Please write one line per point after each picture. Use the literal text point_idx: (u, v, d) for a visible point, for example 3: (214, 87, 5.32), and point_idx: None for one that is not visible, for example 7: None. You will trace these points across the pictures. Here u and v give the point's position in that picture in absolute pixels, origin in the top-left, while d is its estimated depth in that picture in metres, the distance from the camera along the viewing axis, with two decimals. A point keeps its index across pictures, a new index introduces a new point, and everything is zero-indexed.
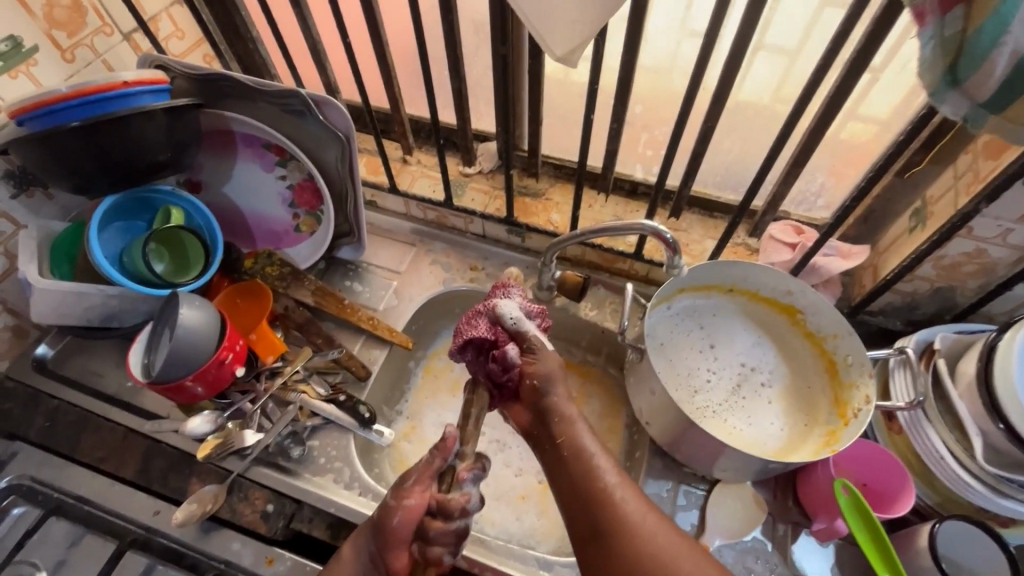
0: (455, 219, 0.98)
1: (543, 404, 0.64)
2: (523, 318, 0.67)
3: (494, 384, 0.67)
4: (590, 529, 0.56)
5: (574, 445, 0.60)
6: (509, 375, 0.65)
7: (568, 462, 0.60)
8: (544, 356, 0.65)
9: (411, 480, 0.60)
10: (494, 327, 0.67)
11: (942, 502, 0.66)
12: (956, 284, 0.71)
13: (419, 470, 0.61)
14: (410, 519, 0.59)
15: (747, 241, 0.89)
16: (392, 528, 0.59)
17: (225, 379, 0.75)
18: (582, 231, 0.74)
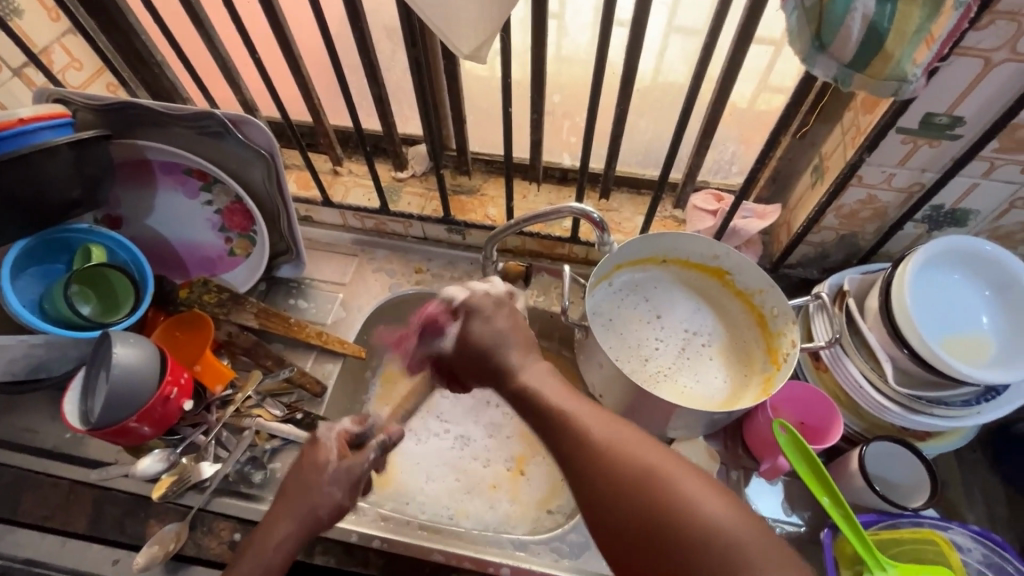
0: (393, 224, 0.99)
1: (502, 373, 0.61)
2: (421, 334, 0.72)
3: (457, 384, 0.75)
4: (588, 502, 0.50)
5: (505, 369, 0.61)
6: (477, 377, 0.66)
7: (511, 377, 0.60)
8: (475, 337, 0.64)
9: (313, 469, 0.62)
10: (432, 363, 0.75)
11: (869, 427, 0.72)
12: (857, 230, 0.78)
13: (316, 453, 0.64)
14: (331, 490, 0.62)
15: (674, 213, 0.94)
16: (330, 507, 0.61)
17: (173, 415, 0.73)
18: (515, 221, 0.77)
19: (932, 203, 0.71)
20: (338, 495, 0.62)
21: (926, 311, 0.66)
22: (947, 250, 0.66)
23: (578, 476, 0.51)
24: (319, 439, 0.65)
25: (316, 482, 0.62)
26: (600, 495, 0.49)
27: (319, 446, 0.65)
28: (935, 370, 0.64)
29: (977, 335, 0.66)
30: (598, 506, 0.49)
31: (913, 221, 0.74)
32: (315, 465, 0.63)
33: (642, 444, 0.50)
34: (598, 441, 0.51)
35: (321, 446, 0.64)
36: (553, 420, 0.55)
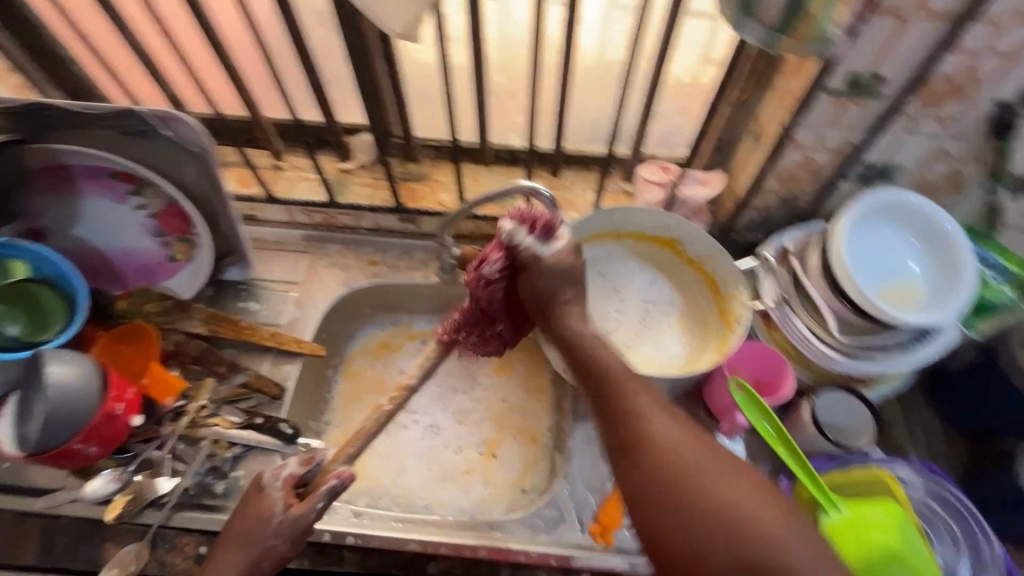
0: (344, 217, 0.96)
1: (552, 312, 0.63)
2: (502, 234, 0.62)
3: (502, 304, 0.67)
4: (635, 481, 0.53)
5: (566, 330, 0.63)
6: (537, 305, 0.64)
7: (591, 356, 0.60)
8: (548, 272, 0.63)
9: (255, 524, 0.62)
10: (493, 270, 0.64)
11: (817, 378, 0.76)
12: (797, 191, 0.81)
13: (257, 504, 0.64)
14: (269, 546, 0.62)
15: (624, 187, 0.95)
16: (271, 550, 0.62)
17: (121, 432, 0.70)
18: (467, 204, 0.76)
19: (862, 161, 0.74)
20: (268, 546, 0.62)
21: (861, 264, 0.70)
22: (877, 204, 0.69)
23: (645, 483, 0.52)
24: (263, 486, 0.65)
25: (255, 524, 0.63)
26: (661, 498, 0.50)
27: (262, 498, 0.64)
28: (873, 318, 0.68)
29: (908, 282, 0.70)
30: (648, 487, 0.51)
31: (848, 179, 0.78)
32: (258, 500, 0.64)
33: (701, 437, 0.54)
34: (671, 444, 0.52)
35: (260, 499, 0.64)
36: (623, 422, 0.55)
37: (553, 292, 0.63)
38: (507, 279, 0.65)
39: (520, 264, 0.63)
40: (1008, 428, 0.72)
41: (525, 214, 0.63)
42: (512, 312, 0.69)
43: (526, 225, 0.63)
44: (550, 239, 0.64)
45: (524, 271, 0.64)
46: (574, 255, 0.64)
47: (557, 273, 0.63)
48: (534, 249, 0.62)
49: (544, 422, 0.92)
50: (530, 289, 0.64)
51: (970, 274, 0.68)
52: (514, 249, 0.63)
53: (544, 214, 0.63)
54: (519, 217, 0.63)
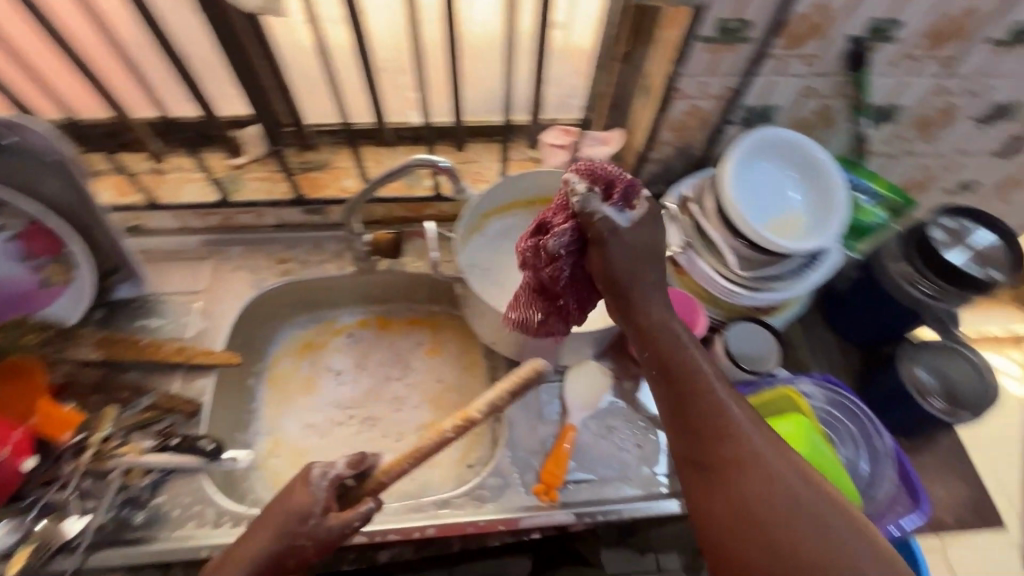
0: (243, 216, 0.90)
1: (629, 295, 0.60)
2: (574, 197, 0.58)
3: (565, 283, 0.65)
4: (712, 491, 0.53)
5: (650, 323, 0.60)
6: (607, 283, 0.61)
7: (670, 348, 0.59)
8: (620, 249, 0.59)
9: (292, 519, 0.55)
10: (559, 245, 0.61)
11: (728, 313, 0.81)
12: (690, 140, 0.85)
13: (300, 498, 0.56)
14: (292, 553, 0.55)
15: (530, 153, 0.95)
16: (303, 549, 0.55)
17: (14, 477, 0.65)
18: (371, 184, 0.76)
19: (742, 105, 0.79)
20: (293, 547, 0.55)
21: (750, 201, 0.74)
22: (758, 143, 0.74)
23: (715, 474, 0.53)
24: (308, 478, 0.57)
25: (291, 514, 0.56)
26: (732, 491, 0.52)
27: (303, 494, 0.56)
28: (767, 251, 0.72)
29: (793, 213, 0.75)
30: (729, 508, 0.51)
31: (733, 124, 0.82)
32: (297, 493, 0.57)
33: (797, 461, 0.53)
34: (754, 446, 0.53)
35: (302, 493, 0.56)
36: (706, 417, 0.55)
37: (615, 260, 0.59)
38: (571, 254, 0.62)
39: (592, 236, 0.59)
40: (889, 330, 0.81)
41: (598, 172, 0.59)
42: (576, 292, 0.66)
43: (606, 184, 0.60)
44: (627, 205, 0.61)
45: (597, 243, 0.59)
46: (651, 224, 0.61)
47: (617, 258, 0.59)
48: (612, 217, 0.59)
49: (482, 396, 0.92)
50: (601, 268, 0.60)
51: (843, 199, 0.73)
52: (588, 217, 0.59)
53: (621, 176, 0.60)
54: (591, 172, 0.60)
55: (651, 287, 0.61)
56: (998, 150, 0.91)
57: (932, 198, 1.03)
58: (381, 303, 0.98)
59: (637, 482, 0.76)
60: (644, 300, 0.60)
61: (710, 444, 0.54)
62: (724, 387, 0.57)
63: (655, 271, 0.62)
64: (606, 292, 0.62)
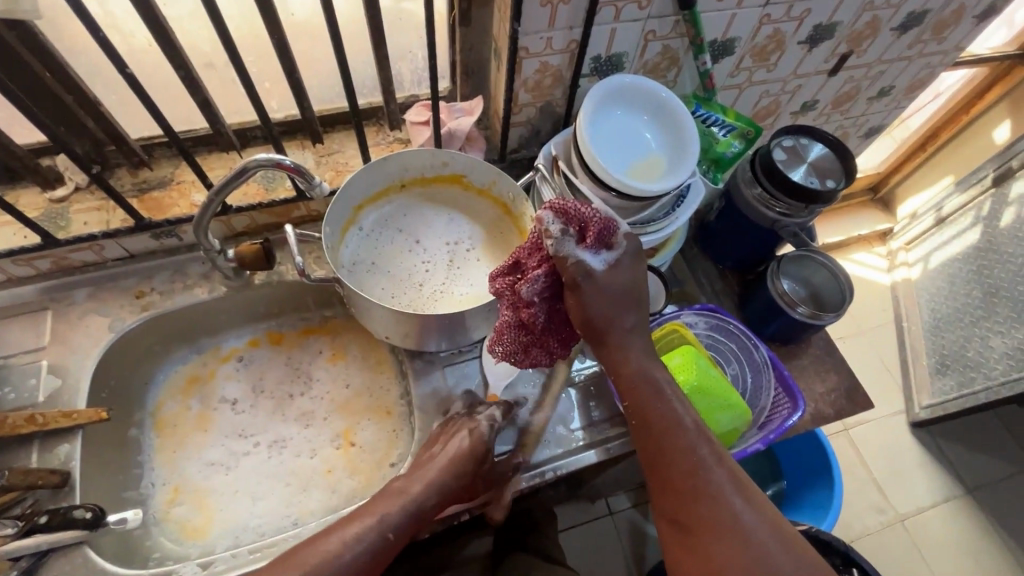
0: (79, 254, 0.79)
1: (607, 340, 0.64)
2: (550, 240, 0.59)
3: (542, 327, 0.66)
4: (689, 552, 0.55)
5: (632, 375, 0.64)
6: (587, 326, 0.64)
7: (649, 401, 0.62)
8: (600, 293, 0.62)
9: (475, 452, 0.69)
10: (532, 290, 0.62)
11: None
12: (549, 98, 0.84)
13: (477, 439, 0.70)
14: (463, 487, 0.68)
15: (396, 135, 0.91)
16: (468, 487, 0.70)
17: None
18: (210, 196, 0.69)
19: (590, 56, 0.79)
20: (459, 485, 0.68)
21: (608, 151, 0.75)
22: (606, 93, 0.75)
23: (692, 534, 0.55)
24: (477, 423, 0.72)
25: (470, 448, 0.69)
26: (707, 551, 0.54)
27: (479, 435, 0.70)
28: (634, 196, 0.72)
29: (654, 156, 0.76)
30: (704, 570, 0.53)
31: (586, 76, 0.82)
32: (469, 431, 0.71)
33: (773, 522, 0.55)
34: (735, 509, 0.55)
35: (472, 434, 0.70)
36: (688, 475, 0.58)
37: (596, 307, 0.62)
38: (545, 298, 0.63)
39: (567, 280, 0.61)
40: (760, 251, 0.86)
41: (571, 214, 0.59)
42: (556, 332, 0.67)
43: (581, 230, 0.60)
44: (602, 249, 0.62)
45: (573, 288, 0.61)
46: (623, 267, 0.63)
47: (600, 304, 0.62)
48: (586, 261, 0.61)
49: (394, 392, 0.90)
50: (580, 312, 0.63)
51: (694, 134, 0.76)
52: (563, 260, 0.60)
53: (598, 220, 0.60)
54: (566, 214, 0.60)
55: (631, 337, 0.65)
56: (827, 68, 0.99)
57: (782, 120, 1.11)
58: (268, 319, 0.92)
59: (554, 442, 0.78)
60: (623, 353, 0.64)
61: (688, 504, 0.56)
62: (705, 446, 0.59)
63: (632, 317, 0.65)
64: (583, 332, 0.65)
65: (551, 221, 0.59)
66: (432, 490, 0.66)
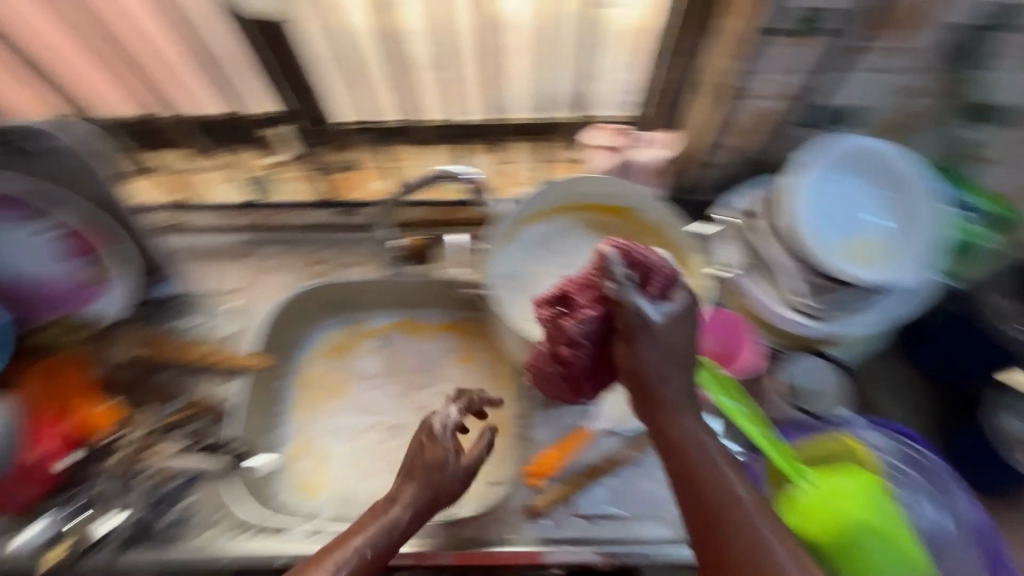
0: (277, 216, 0.90)
1: (658, 393, 0.53)
2: (610, 283, 0.54)
3: (581, 368, 0.62)
4: None
5: (680, 433, 0.52)
6: (635, 375, 0.54)
7: (697, 467, 0.51)
8: (656, 341, 0.53)
9: (432, 470, 0.59)
10: (580, 328, 0.58)
11: (786, 343, 0.74)
12: (751, 143, 0.76)
13: (433, 452, 0.60)
14: (437, 498, 0.59)
15: (571, 156, 0.89)
16: (454, 489, 0.60)
17: (45, 471, 0.68)
18: (403, 189, 0.77)
19: (814, 105, 0.70)
20: (450, 489, 0.60)
21: (825, 222, 0.68)
22: (840, 159, 0.68)
23: None
24: (434, 423, 0.62)
25: (434, 458, 0.60)
26: None
27: (436, 447, 0.60)
28: (840, 279, 0.65)
29: (875, 240, 0.69)
30: None
31: (802, 126, 0.73)
32: (427, 442, 0.61)
33: None
34: None
35: (433, 452, 0.60)
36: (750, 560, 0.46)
37: (651, 355, 0.54)
38: (592, 341, 0.59)
39: (620, 327, 0.54)
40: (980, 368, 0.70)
41: (638, 259, 0.56)
42: (593, 377, 0.64)
43: (647, 276, 0.56)
44: (664, 300, 0.55)
45: (625, 336, 0.54)
46: (686, 322, 0.55)
47: (656, 353, 0.53)
48: (645, 313, 0.53)
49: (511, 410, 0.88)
50: (628, 362, 0.55)
51: (930, 228, 0.68)
52: (620, 308, 0.54)
53: (662, 268, 0.56)
54: (627, 256, 0.56)
55: (684, 390, 0.54)
56: None
57: None
58: (410, 308, 0.94)
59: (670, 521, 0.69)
60: (670, 404, 0.53)
61: None
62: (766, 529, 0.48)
63: (684, 375, 0.55)
64: (628, 387, 0.56)
65: (615, 259, 0.55)
66: (407, 501, 0.57)
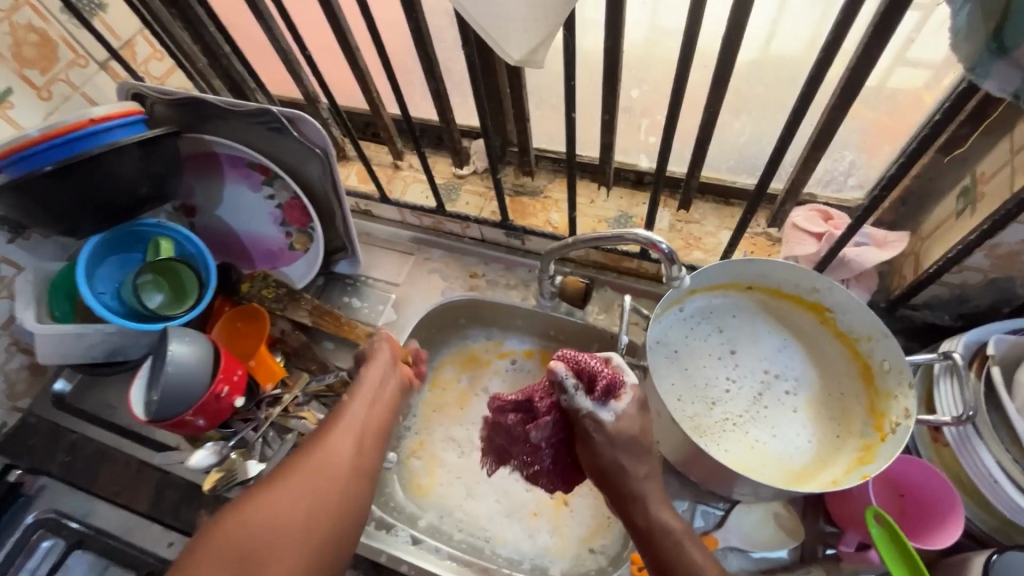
0: (451, 224, 0.94)
1: (633, 494, 0.56)
2: (563, 395, 0.57)
3: (546, 469, 0.64)
4: None
5: (653, 521, 0.55)
6: (600, 477, 0.57)
7: (669, 554, 0.54)
8: (615, 443, 0.56)
9: (386, 369, 0.70)
10: (541, 437, 0.60)
11: (1000, 528, 0.59)
12: (1016, 274, 0.61)
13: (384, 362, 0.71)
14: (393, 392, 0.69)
15: (768, 231, 0.80)
16: (389, 389, 0.69)
17: (227, 409, 0.75)
18: (579, 239, 0.70)
19: None
20: (391, 390, 0.69)
21: None
22: None
23: None
24: (373, 348, 0.72)
25: (374, 370, 0.69)
26: None
27: (387, 357, 0.71)
28: None
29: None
30: None
31: None
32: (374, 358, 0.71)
33: None
34: None
35: (381, 361, 0.71)
36: None
37: (618, 454, 0.56)
38: (553, 444, 0.61)
39: (578, 430, 0.57)
40: None
41: (583, 366, 0.57)
42: (560, 478, 0.65)
43: (585, 386, 0.57)
44: (612, 398, 0.57)
45: (583, 438, 0.57)
46: (638, 415, 0.57)
47: (620, 454, 0.56)
48: (593, 414, 0.56)
49: None
50: (590, 463, 0.57)
51: None
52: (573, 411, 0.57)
53: (603, 371, 0.56)
54: (570, 364, 0.57)
55: (654, 479, 0.57)
56: None
57: None
58: (550, 340, 0.92)
59: None
60: (636, 493, 0.56)
61: None
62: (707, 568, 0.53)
63: (644, 464, 0.57)
64: (598, 484, 0.58)
65: (563, 373, 0.56)
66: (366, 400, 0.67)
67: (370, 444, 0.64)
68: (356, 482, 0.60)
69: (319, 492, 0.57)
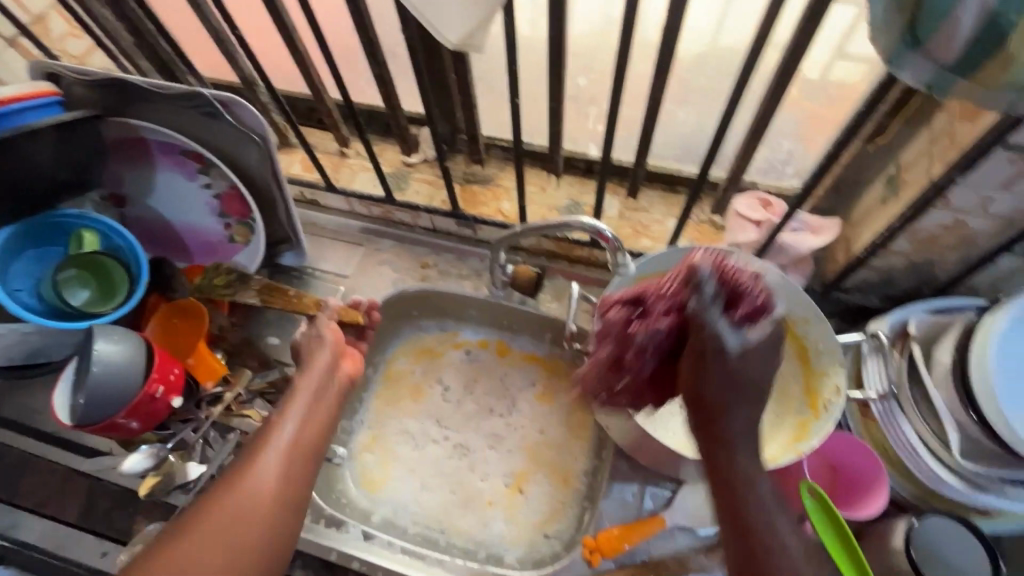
0: (401, 214, 0.92)
1: (721, 420, 0.47)
2: (694, 298, 0.50)
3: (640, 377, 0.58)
4: None
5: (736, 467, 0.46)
6: (696, 389, 0.48)
7: (746, 507, 0.45)
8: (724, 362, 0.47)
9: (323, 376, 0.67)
10: (648, 338, 0.54)
11: (922, 495, 0.64)
12: (935, 257, 0.65)
13: (323, 364, 0.68)
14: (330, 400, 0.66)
15: (712, 218, 0.82)
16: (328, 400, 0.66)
17: (163, 411, 0.70)
18: (526, 228, 0.70)
19: None
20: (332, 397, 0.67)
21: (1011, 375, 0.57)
22: None
23: None
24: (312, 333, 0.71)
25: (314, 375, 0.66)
26: None
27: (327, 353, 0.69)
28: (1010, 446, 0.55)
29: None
30: None
31: (1011, 253, 0.61)
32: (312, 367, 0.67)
33: None
34: None
35: (323, 358, 0.68)
36: None
37: (715, 378, 0.47)
38: (659, 353, 0.55)
39: (693, 345, 0.50)
40: None
41: (731, 278, 0.51)
42: (652, 389, 0.59)
43: (729, 298, 0.50)
44: (749, 323, 0.50)
45: (694, 354, 0.50)
46: (770, 351, 0.49)
47: (717, 373, 0.47)
48: (721, 333, 0.48)
49: (580, 464, 0.84)
50: (689, 380, 0.49)
51: None
52: (696, 323, 0.49)
53: (753, 290, 0.50)
54: (718, 272, 0.52)
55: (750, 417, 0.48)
56: None
57: None
58: (503, 330, 0.92)
59: None
60: (728, 423, 0.47)
61: None
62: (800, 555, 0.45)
63: (754, 402, 0.48)
64: (688, 405, 0.50)
65: (709, 273, 0.50)
66: (307, 410, 0.63)
67: (301, 463, 0.60)
68: (282, 507, 0.56)
69: (235, 533, 0.52)
